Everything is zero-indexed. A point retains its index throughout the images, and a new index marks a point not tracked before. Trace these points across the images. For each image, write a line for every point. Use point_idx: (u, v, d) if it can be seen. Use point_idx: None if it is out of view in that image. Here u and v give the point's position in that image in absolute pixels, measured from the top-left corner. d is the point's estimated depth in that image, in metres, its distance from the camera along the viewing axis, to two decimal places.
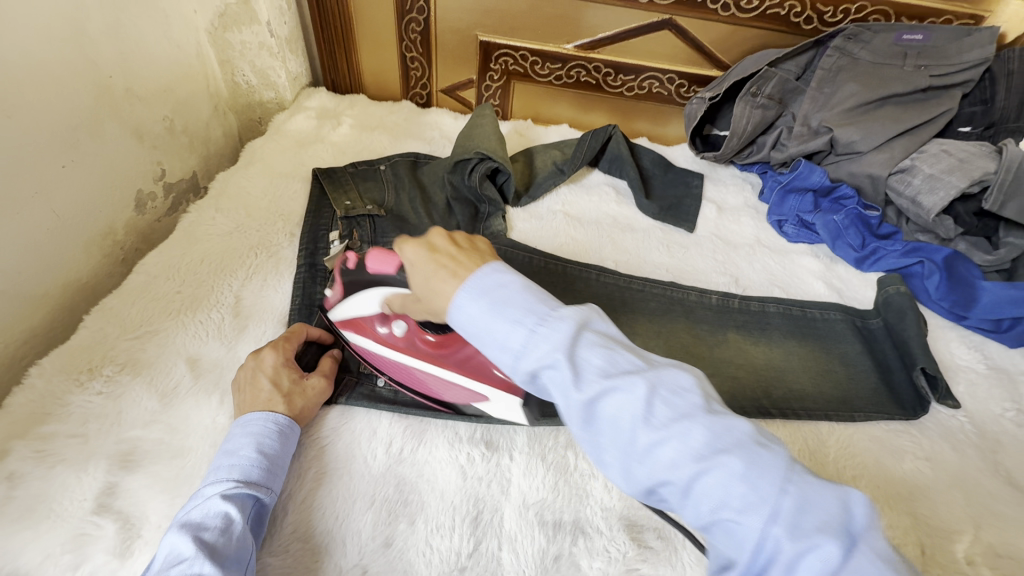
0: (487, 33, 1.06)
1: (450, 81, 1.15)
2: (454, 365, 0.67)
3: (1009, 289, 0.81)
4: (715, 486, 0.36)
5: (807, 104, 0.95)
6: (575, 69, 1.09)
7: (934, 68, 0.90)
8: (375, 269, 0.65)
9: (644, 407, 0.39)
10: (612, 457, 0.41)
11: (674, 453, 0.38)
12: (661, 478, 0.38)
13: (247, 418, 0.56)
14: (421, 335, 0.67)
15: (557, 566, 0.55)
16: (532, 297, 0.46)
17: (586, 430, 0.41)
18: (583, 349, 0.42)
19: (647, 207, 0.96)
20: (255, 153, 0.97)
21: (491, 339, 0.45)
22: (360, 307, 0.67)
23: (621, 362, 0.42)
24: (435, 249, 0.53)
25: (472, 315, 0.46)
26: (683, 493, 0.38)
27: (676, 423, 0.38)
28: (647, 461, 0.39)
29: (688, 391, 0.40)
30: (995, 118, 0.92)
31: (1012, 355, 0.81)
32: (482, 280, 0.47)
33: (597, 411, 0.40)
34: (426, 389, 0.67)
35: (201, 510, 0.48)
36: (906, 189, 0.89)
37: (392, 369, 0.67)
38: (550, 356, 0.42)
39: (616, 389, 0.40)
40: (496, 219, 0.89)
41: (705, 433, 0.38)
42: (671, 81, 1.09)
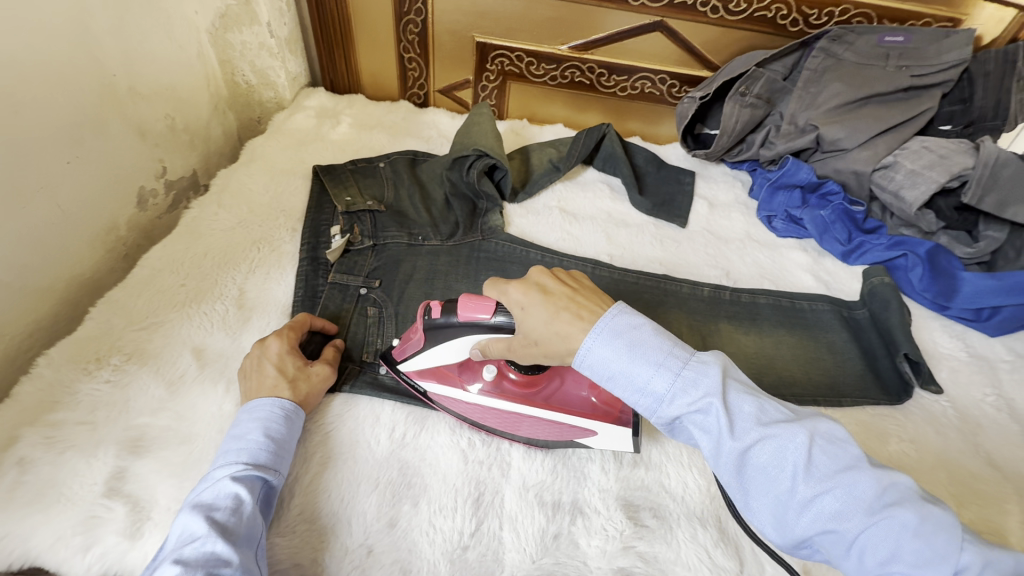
0: (483, 35, 1.08)
1: (447, 81, 1.17)
2: (545, 401, 0.64)
3: (987, 280, 0.84)
4: (886, 539, 0.40)
5: (795, 103, 0.99)
6: (570, 70, 1.12)
7: (915, 68, 0.94)
8: (471, 317, 0.57)
9: (803, 456, 0.44)
10: (765, 504, 0.45)
11: (835, 503, 0.42)
12: (825, 528, 0.42)
13: (254, 404, 0.57)
14: (507, 376, 0.64)
15: (557, 545, 0.57)
16: (669, 343, 0.51)
17: (738, 477, 0.46)
18: (732, 397, 0.48)
19: (641, 203, 0.99)
20: (256, 151, 0.99)
21: (633, 383, 0.50)
22: (446, 356, 0.62)
23: (773, 413, 0.47)
24: (548, 292, 0.55)
25: (614, 358, 0.51)
26: (848, 544, 0.41)
27: (837, 474, 0.43)
28: (808, 511, 0.43)
29: (844, 442, 0.45)
30: (974, 117, 0.96)
31: (993, 343, 0.84)
32: (616, 323, 0.52)
33: (750, 458, 0.45)
34: (528, 433, 0.64)
35: (213, 491, 0.50)
36: (889, 184, 0.91)
37: (484, 417, 0.64)
38: (702, 402, 0.48)
39: (771, 437, 0.45)
40: (494, 215, 0.91)
41: (871, 486, 0.42)
42: (663, 82, 1.12)
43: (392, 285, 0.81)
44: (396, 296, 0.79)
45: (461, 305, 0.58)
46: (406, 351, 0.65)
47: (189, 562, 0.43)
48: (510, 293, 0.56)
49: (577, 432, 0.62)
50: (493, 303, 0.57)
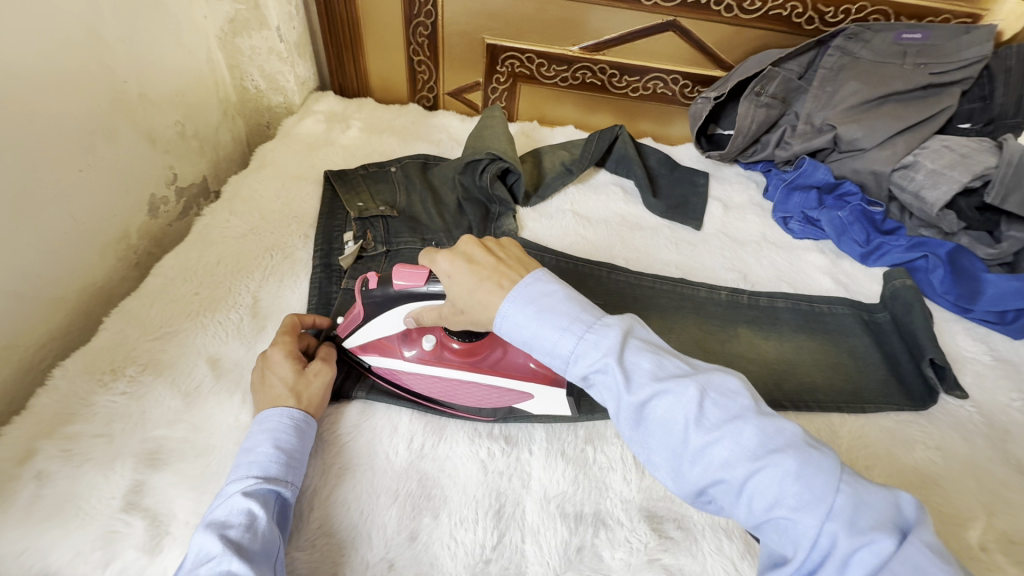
0: (493, 37, 1.07)
1: (456, 84, 1.16)
2: (489, 368, 0.67)
3: (1011, 281, 0.82)
4: (770, 486, 0.39)
5: (811, 102, 0.97)
6: (581, 71, 1.10)
7: (934, 66, 0.92)
8: (401, 285, 0.60)
9: (695, 409, 0.42)
10: (662, 457, 0.44)
11: (725, 454, 0.41)
12: (714, 478, 0.41)
13: (263, 415, 0.57)
14: (448, 345, 0.67)
15: (580, 558, 0.56)
16: (573, 304, 0.49)
17: (637, 431, 0.45)
18: (630, 355, 0.46)
19: (655, 205, 0.98)
20: (266, 156, 0.98)
21: (538, 346, 0.48)
22: (386, 327, 0.66)
23: (669, 367, 0.45)
24: (474, 261, 0.53)
25: (519, 322, 0.49)
26: (737, 491, 0.41)
27: (726, 425, 0.42)
28: (700, 462, 0.42)
29: (736, 393, 0.43)
30: (994, 115, 0.94)
31: (1017, 346, 0.82)
32: (527, 290, 0.50)
33: (647, 414, 0.44)
34: (466, 399, 0.67)
35: (226, 509, 0.49)
36: (908, 184, 0.90)
37: (427, 385, 0.67)
38: (600, 360, 0.45)
39: (665, 393, 0.44)
40: (508, 219, 0.90)
41: (758, 435, 0.41)
42: (675, 82, 1.11)
43: None
44: None
45: (393, 275, 0.60)
46: (350, 326, 0.67)
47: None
48: (437, 262, 0.55)
49: (515, 397, 0.66)
50: (424, 272, 0.59)
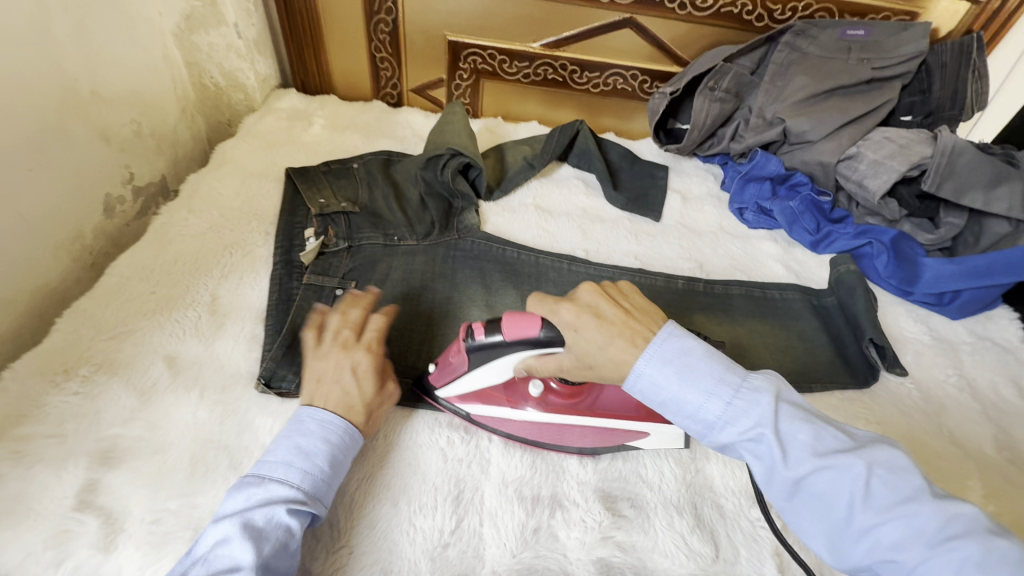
0: (456, 34, 1.08)
1: (420, 80, 1.17)
2: (591, 409, 0.65)
3: (948, 265, 0.87)
4: (948, 572, 0.39)
5: (762, 96, 1.01)
6: (543, 67, 1.12)
7: (876, 61, 0.96)
8: (514, 335, 0.57)
9: (860, 485, 0.43)
10: (819, 529, 0.45)
11: (896, 533, 0.41)
12: (883, 557, 0.42)
13: (329, 421, 0.55)
14: (551, 388, 0.65)
15: (536, 538, 0.57)
16: (718, 365, 0.51)
17: (792, 501, 0.47)
18: (785, 424, 0.47)
19: (615, 198, 1.00)
20: (226, 154, 0.98)
21: (683, 408, 0.51)
22: (489, 377, 0.63)
23: (828, 440, 0.46)
24: (602, 316, 0.54)
25: (660, 384, 0.51)
26: (907, 574, 0.41)
27: (898, 506, 0.42)
28: (865, 537, 0.43)
29: (904, 472, 0.43)
30: (932, 107, 0.99)
31: (954, 326, 0.87)
32: (664, 347, 0.52)
33: (806, 486, 0.46)
34: (578, 441, 0.65)
35: (265, 513, 0.48)
36: (853, 173, 0.94)
37: (537, 431, 0.65)
38: (752, 430, 0.48)
39: (828, 468, 0.45)
40: (469, 213, 0.91)
41: (930, 516, 0.41)
42: (634, 78, 1.13)
43: (368, 285, 0.80)
44: (372, 297, 0.79)
45: (506, 326, 0.57)
46: (448, 377, 0.64)
47: None
48: (558, 313, 0.55)
49: (626, 436, 0.64)
50: (539, 321, 0.56)
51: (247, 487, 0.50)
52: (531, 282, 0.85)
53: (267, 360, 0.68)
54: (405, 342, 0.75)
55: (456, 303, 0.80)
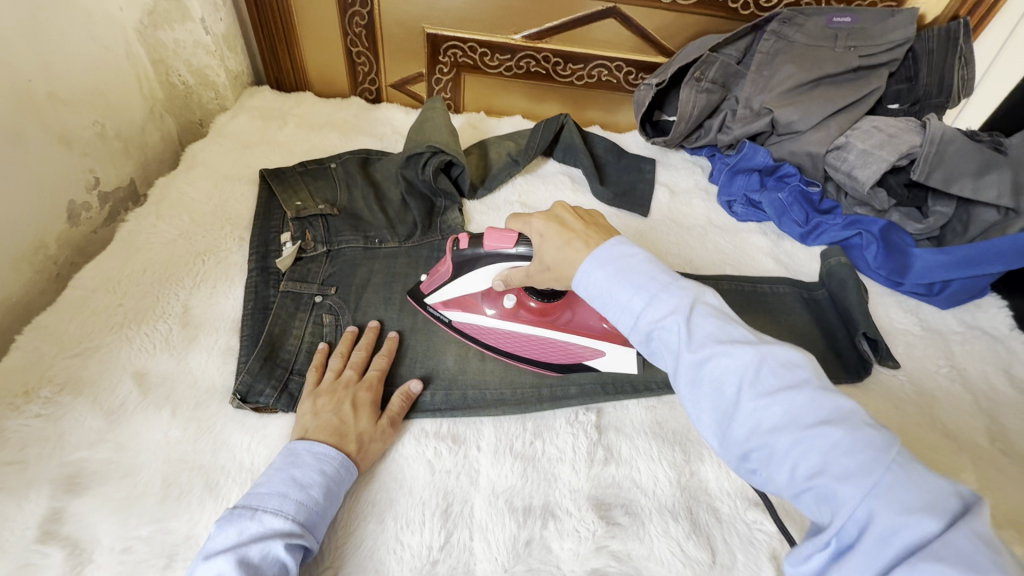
0: (434, 26, 1.05)
1: (399, 75, 1.13)
2: (562, 326, 0.72)
3: (938, 255, 0.86)
4: (817, 456, 0.37)
5: (749, 87, 0.99)
6: (525, 60, 1.09)
7: (863, 48, 0.95)
8: (493, 246, 0.65)
9: (752, 374, 0.41)
10: (709, 417, 0.43)
11: (774, 417, 0.40)
12: (761, 441, 0.40)
13: (324, 452, 0.55)
14: (525, 304, 0.71)
15: (528, 551, 0.56)
16: (653, 268, 0.50)
17: (689, 389, 0.44)
18: (697, 318, 0.45)
19: (602, 193, 0.98)
20: (196, 156, 0.94)
21: (614, 303, 0.49)
22: (473, 284, 0.71)
23: (733, 333, 0.44)
24: (565, 225, 0.56)
25: (597, 280, 0.51)
26: (780, 457, 0.39)
27: (783, 392, 0.40)
28: (748, 422, 0.41)
29: (796, 365, 0.41)
30: (919, 95, 0.98)
31: (944, 316, 0.87)
32: (609, 251, 0.51)
33: (702, 371, 0.43)
34: (545, 355, 0.72)
35: (260, 547, 0.46)
36: (842, 164, 0.93)
37: (507, 340, 0.72)
38: (667, 318, 0.46)
39: (727, 355, 0.43)
40: (453, 213, 0.88)
41: (811, 405, 0.39)
42: (619, 69, 1.11)
43: (348, 291, 0.77)
44: (353, 303, 0.76)
45: (485, 238, 0.65)
46: (436, 283, 0.73)
47: None
48: (530, 224, 0.59)
49: (588, 353, 0.71)
50: (513, 234, 0.63)
51: (239, 521, 0.48)
52: None
53: (243, 374, 0.64)
54: None
55: None
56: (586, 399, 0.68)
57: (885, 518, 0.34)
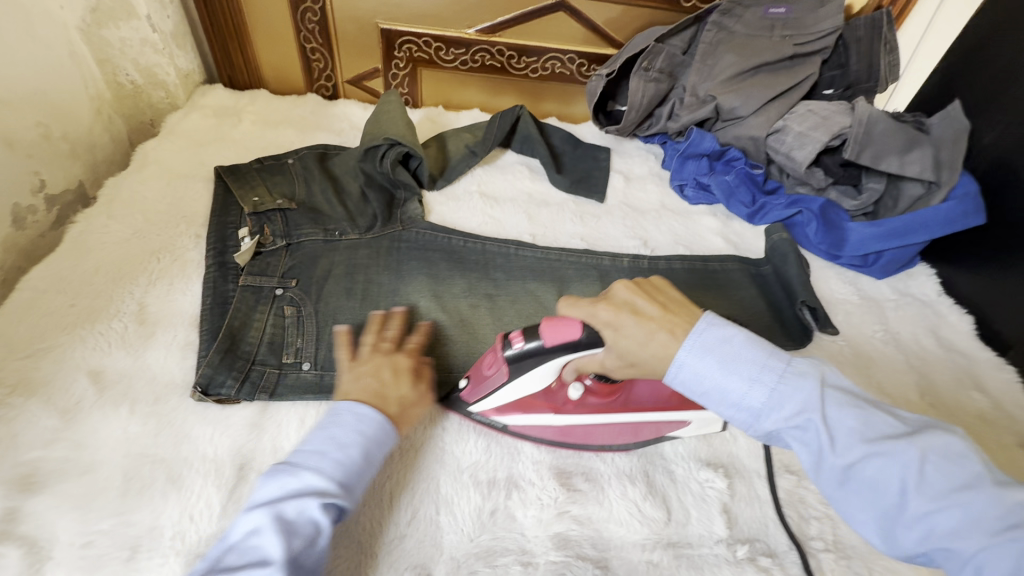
0: (388, 22, 1.06)
1: (354, 71, 1.13)
2: (633, 405, 0.64)
3: (871, 228, 0.92)
4: (1009, 562, 0.37)
5: (694, 76, 1.03)
6: (479, 54, 1.11)
7: (797, 37, 1.01)
8: (555, 342, 0.57)
9: (913, 471, 0.42)
10: (868, 518, 0.44)
11: (949, 520, 0.40)
12: (938, 545, 0.40)
13: (365, 413, 0.54)
14: (590, 389, 0.63)
15: (493, 520, 0.58)
16: (759, 351, 0.50)
17: (840, 489, 0.45)
18: (832, 410, 0.46)
19: (559, 181, 1.01)
20: (148, 155, 0.92)
21: (726, 398, 0.50)
22: (534, 384, 0.61)
23: (877, 424, 0.45)
24: (639, 312, 0.54)
25: (703, 372, 0.50)
26: (963, 562, 0.39)
27: (953, 493, 0.41)
28: (918, 524, 0.41)
29: (959, 458, 0.42)
30: (851, 80, 1.04)
31: (879, 285, 0.93)
32: (704, 337, 0.51)
33: (854, 473, 0.44)
34: (623, 440, 0.65)
35: (296, 505, 0.47)
36: (781, 146, 0.98)
37: (584, 433, 0.64)
38: (800, 415, 0.47)
39: (879, 453, 0.43)
40: (412, 204, 0.90)
41: (985, 504, 0.40)
42: (572, 61, 1.13)
43: (310, 283, 0.77)
44: (314, 294, 0.76)
45: (545, 334, 0.57)
46: (485, 390, 0.62)
47: None
48: (598, 312, 0.55)
49: (669, 426, 0.65)
50: (579, 324, 0.55)
51: (281, 475, 0.49)
52: (476, 271, 0.84)
53: (203, 366, 0.64)
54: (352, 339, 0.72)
55: (403, 295, 0.79)
56: None
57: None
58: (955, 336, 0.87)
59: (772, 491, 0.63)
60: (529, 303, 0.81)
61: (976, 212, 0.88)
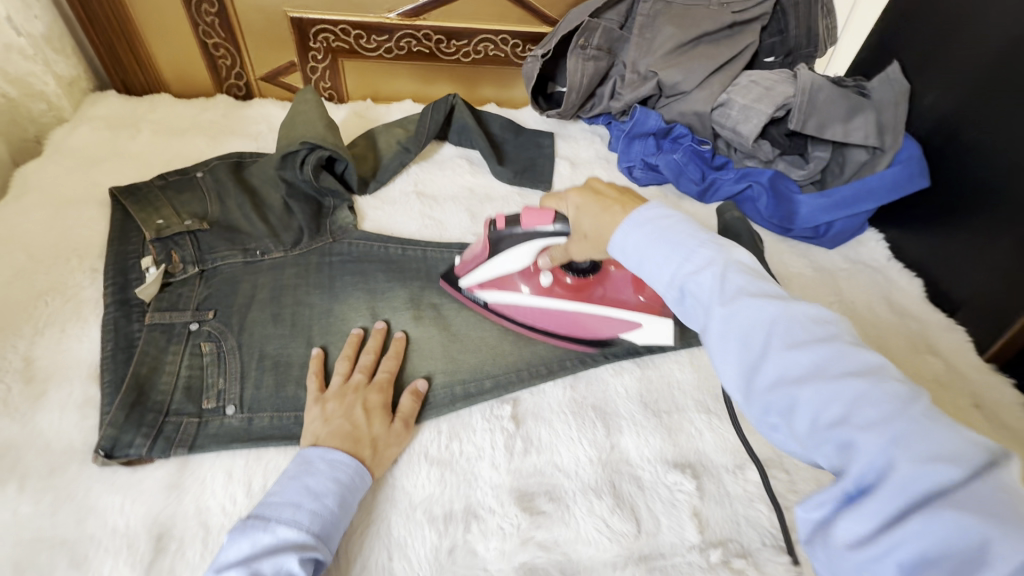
0: (298, 9, 0.96)
1: (267, 66, 1.03)
2: (597, 300, 0.71)
3: (820, 199, 0.90)
4: (843, 406, 0.36)
5: (633, 50, 0.98)
6: (405, 39, 1.03)
7: (735, 5, 0.97)
8: (529, 226, 0.62)
9: (783, 327, 0.40)
10: (733, 371, 0.41)
11: (801, 367, 0.38)
12: (785, 393, 0.38)
13: (338, 459, 0.53)
14: (562, 281, 0.71)
15: (452, 559, 0.53)
16: (694, 228, 0.49)
17: (714, 343, 0.43)
18: (731, 272, 0.44)
19: (502, 172, 0.95)
20: (29, 180, 0.80)
21: (646, 259, 0.49)
22: (509, 265, 0.68)
23: (769, 290, 0.43)
24: (600, 192, 0.55)
25: (636, 239, 0.49)
26: (801, 409, 0.37)
27: (815, 347, 0.39)
28: (773, 372, 0.39)
29: (828, 320, 0.40)
30: (791, 47, 1.01)
31: (832, 255, 0.93)
32: (647, 214, 0.50)
33: (730, 324, 0.42)
34: (581, 331, 0.72)
35: (272, 563, 0.44)
36: (727, 120, 0.94)
37: (544, 319, 0.72)
38: (701, 271, 0.45)
39: (759, 307, 0.41)
40: (343, 212, 0.82)
41: (841, 357, 0.38)
42: (505, 43, 1.06)
43: (230, 312, 0.69)
44: (236, 325, 0.68)
45: (522, 217, 0.62)
46: (471, 266, 0.71)
47: None
48: (566, 197, 0.58)
49: (625, 326, 0.71)
50: (552, 214, 0.60)
51: (252, 532, 0.47)
52: (418, 279, 0.78)
53: (106, 427, 0.56)
54: (282, 371, 0.65)
55: (337, 315, 0.72)
56: (501, 391, 0.67)
57: (907, 468, 0.32)
58: (907, 300, 0.87)
59: (742, 486, 0.61)
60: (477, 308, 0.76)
61: (921, 174, 0.86)
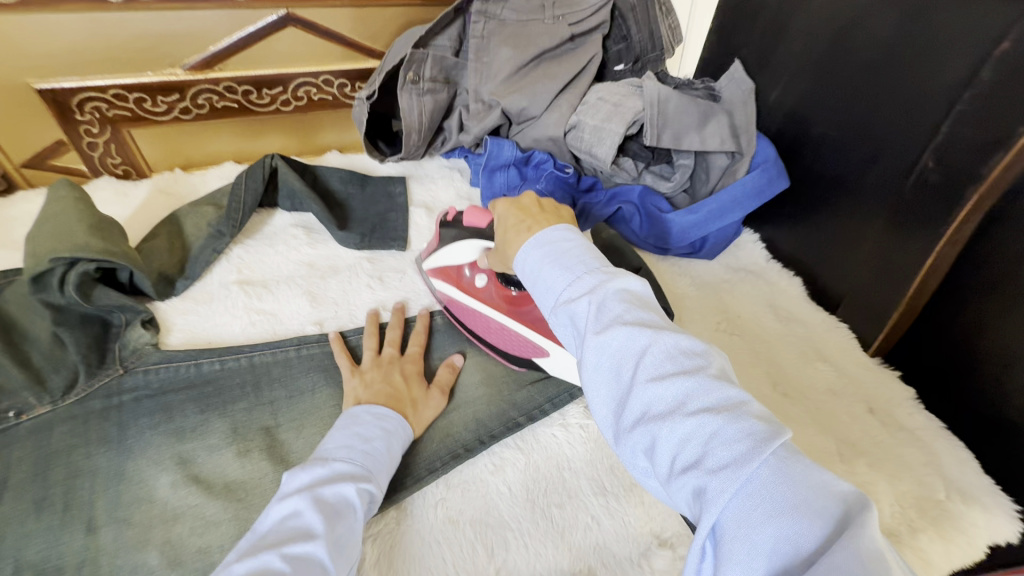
0: (45, 78, 0.77)
1: (26, 151, 0.82)
2: (528, 321, 0.68)
3: (687, 215, 0.84)
4: (697, 446, 0.35)
5: (473, 78, 0.89)
6: (202, 96, 0.86)
7: (570, 16, 0.89)
8: (470, 223, 0.67)
9: (649, 357, 0.40)
10: (606, 400, 0.42)
11: (666, 402, 0.38)
12: (649, 426, 0.38)
13: (383, 412, 0.58)
14: (497, 287, 0.69)
15: None
16: (588, 253, 0.48)
17: (589, 372, 0.43)
18: (608, 298, 0.44)
19: (346, 238, 0.81)
20: None
21: (541, 283, 0.48)
22: (454, 258, 0.70)
23: (646, 318, 0.42)
24: (523, 206, 0.56)
25: (533, 259, 0.50)
26: (659, 442, 0.37)
27: (679, 377, 0.39)
28: (639, 404, 0.39)
29: (698, 354, 0.40)
30: (638, 52, 0.95)
31: (712, 266, 0.89)
32: (551, 236, 0.50)
33: (604, 350, 0.42)
34: (498, 340, 0.70)
35: (333, 489, 0.47)
36: (581, 144, 0.86)
37: (469, 317, 0.71)
38: (580, 295, 0.45)
39: (629, 334, 0.41)
40: (135, 329, 0.66)
41: (702, 392, 0.37)
42: (330, 83, 0.93)
43: None
44: None
45: (467, 212, 0.67)
46: (430, 248, 0.74)
47: (292, 556, 0.41)
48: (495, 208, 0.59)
49: (538, 353, 0.67)
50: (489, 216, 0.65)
51: (312, 466, 0.49)
52: (245, 398, 0.63)
53: None
54: None
55: (130, 481, 0.56)
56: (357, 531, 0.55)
57: (756, 525, 0.31)
58: (790, 303, 0.85)
59: None
60: (324, 420, 0.63)
61: (780, 175, 0.82)
